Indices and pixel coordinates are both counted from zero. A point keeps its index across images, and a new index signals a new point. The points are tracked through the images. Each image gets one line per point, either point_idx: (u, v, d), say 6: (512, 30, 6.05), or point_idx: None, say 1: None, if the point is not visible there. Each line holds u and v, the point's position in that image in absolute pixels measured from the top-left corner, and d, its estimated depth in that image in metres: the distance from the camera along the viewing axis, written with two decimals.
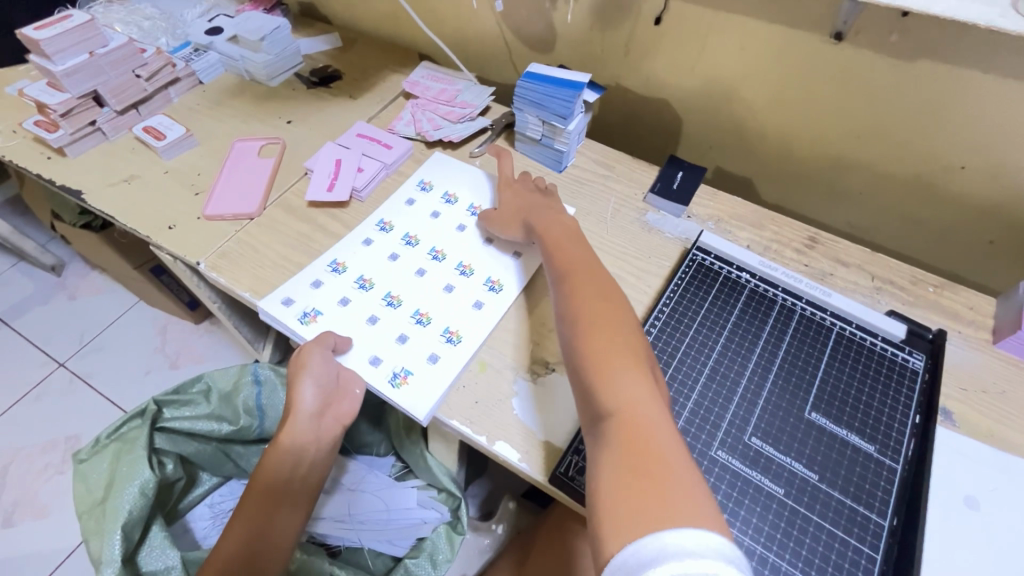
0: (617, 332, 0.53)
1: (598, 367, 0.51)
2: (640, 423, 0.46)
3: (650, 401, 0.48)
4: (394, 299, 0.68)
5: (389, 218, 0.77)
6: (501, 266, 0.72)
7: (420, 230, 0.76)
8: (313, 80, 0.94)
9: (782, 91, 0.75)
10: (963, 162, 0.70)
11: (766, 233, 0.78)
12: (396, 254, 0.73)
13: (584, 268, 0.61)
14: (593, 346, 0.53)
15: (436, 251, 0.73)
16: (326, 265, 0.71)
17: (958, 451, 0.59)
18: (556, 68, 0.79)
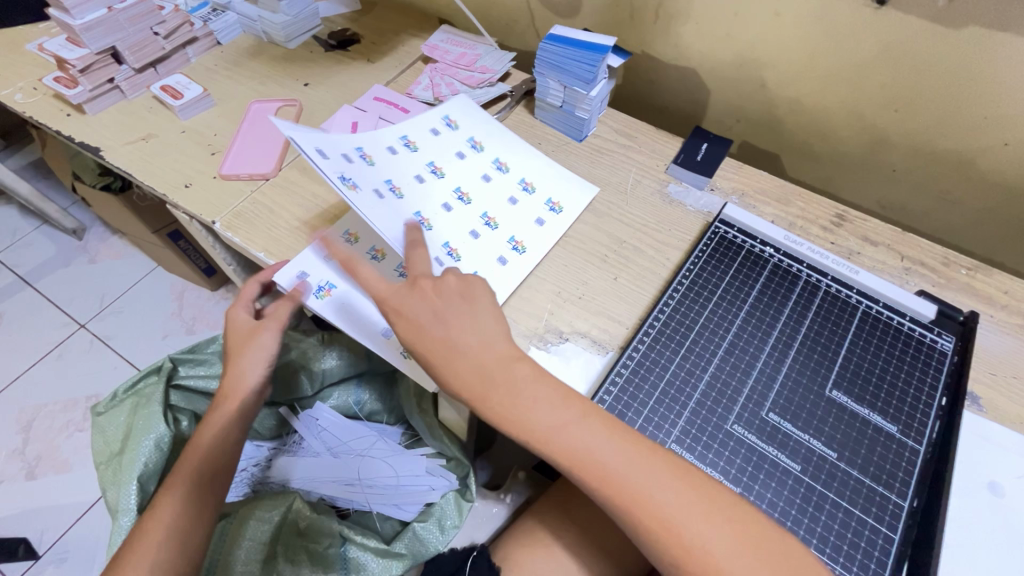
0: (582, 440, 0.45)
1: (596, 478, 0.44)
2: (655, 513, 0.43)
3: (635, 478, 0.44)
4: (422, 222, 0.63)
5: (414, 136, 0.70)
6: (530, 229, 0.67)
7: (447, 163, 0.70)
8: (331, 43, 0.93)
9: (817, 59, 0.72)
10: (1006, 139, 0.67)
11: (791, 209, 0.72)
12: (422, 177, 0.67)
13: (511, 378, 0.48)
14: (566, 452, 0.45)
15: (461, 192, 0.68)
16: (352, 148, 0.64)
17: (986, 438, 0.55)
18: (580, 30, 0.72)
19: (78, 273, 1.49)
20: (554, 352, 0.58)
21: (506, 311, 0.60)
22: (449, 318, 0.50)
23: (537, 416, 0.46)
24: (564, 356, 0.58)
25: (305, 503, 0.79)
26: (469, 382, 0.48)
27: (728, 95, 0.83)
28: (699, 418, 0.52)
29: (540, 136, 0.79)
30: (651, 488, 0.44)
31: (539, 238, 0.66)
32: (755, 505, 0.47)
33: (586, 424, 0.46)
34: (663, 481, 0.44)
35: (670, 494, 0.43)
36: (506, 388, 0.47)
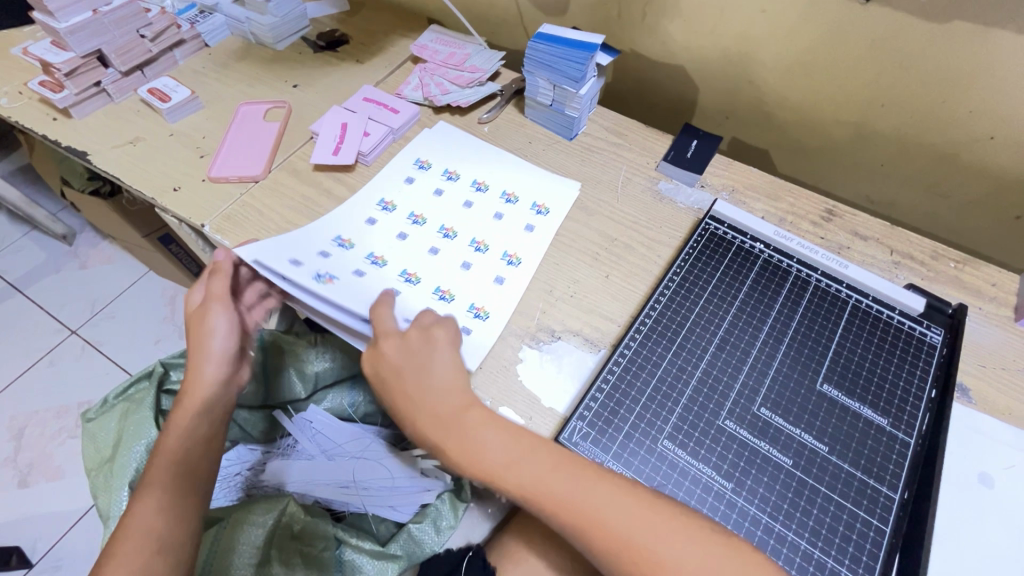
0: (540, 477, 0.46)
1: (551, 502, 0.45)
2: (612, 532, 0.44)
3: (594, 502, 0.45)
4: (412, 276, 0.64)
5: (391, 197, 0.71)
6: (521, 237, 0.67)
7: (426, 208, 0.70)
8: (320, 44, 0.93)
9: (804, 54, 0.72)
10: (992, 132, 0.67)
11: (781, 204, 0.72)
12: (405, 233, 0.68)
13: (465, 425, 0.49)
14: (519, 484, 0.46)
15: (446, 229, 0.68)
16: (330, 241, 0.66)
17: (976, 429, 0.55)
18: (568, 28, 0.72)
19: (68, 278, 1.48)
20: (545, 351, 0.58)
21: (501, 331, 0.59)
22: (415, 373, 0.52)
23: (487, 456, 0.48)
24: (554, 354, 0.58)
25: (300, 506, 0.80)
26: (429, 432, 0.50)
27: (718, 92, 0.84)
28: (692, 414, 0.52)
29: (530, 135, 0.79)
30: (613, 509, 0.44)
31: (529, 245, 0.66)
32: (747, 500, 0.48)
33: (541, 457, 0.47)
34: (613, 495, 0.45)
35: (628, 514, 0.44)
36: (461, 429, 0.49)
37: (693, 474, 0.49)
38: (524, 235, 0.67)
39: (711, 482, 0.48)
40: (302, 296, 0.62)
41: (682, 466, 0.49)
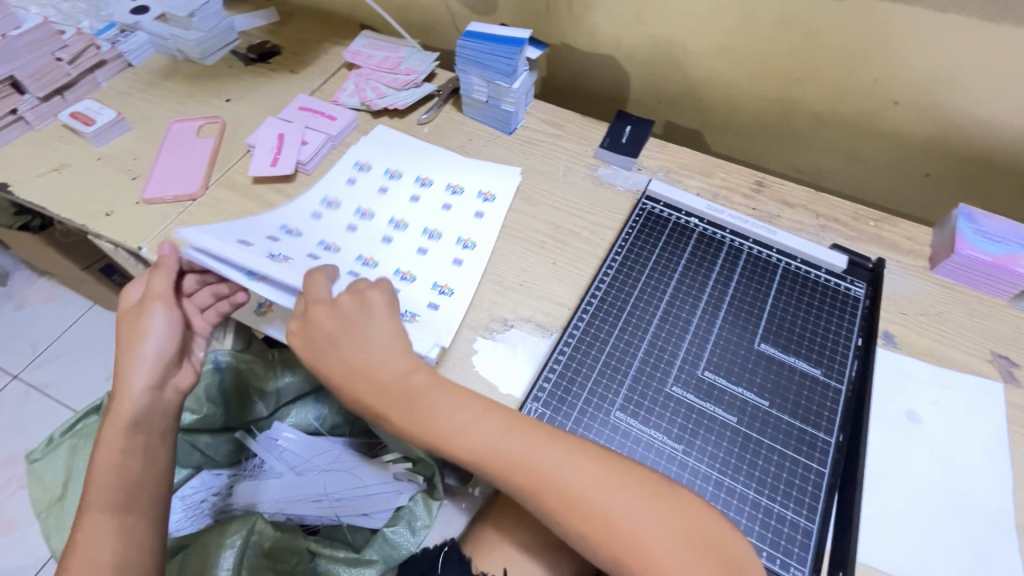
0: (484, 440, 0.47)
1: (499, 465, 0.46)
2: (562, 491, 0.45)
3: (534, 464, 0.46)
4: (369, 260, 0.64)
5: (334, 193, 0.71)
6: (472, 224, 0.68)
7: (372, 203, 0.71)
8: (251, 57, 0.92)
9: (723, 37, 0.76)
10: (896, 98, 0.72)
11: (714, 180, 0.76)
12: (353, 225, 0.68)
13: (409, 387, 0.49)
14: (470, 451, 0.47)
15: (396, 221, 0.69)
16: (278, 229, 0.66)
17: (901, 370, 0.60)
18: (496, 25, 0.74)
19: (4, 321, 1.40)
20: (502, 336, 0.59)
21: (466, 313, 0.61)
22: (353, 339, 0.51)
23: (439, 419, 0.48)
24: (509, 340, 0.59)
25: (268, 524, 0.78)
26: (376, 399, 0.49)
27: (648, 79, 0.87)
28: (641, 386, 0.54)
29: (470, 132, 0.80)
30: (558, 464, 0.45)
31: (481, 232, 0.68)
32: (697, 459, 0.50)
33: (489, 424, 0.47)
34: (562, 458, 0.46)
35: (574, 473, 0.45)
36: (406, 395, 0.49)
37: (647, 440, 0.51)
38: (474, 222, 0.69)
39: (663, 446, 0.51)
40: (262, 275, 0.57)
41: (636, 433, 0.51)
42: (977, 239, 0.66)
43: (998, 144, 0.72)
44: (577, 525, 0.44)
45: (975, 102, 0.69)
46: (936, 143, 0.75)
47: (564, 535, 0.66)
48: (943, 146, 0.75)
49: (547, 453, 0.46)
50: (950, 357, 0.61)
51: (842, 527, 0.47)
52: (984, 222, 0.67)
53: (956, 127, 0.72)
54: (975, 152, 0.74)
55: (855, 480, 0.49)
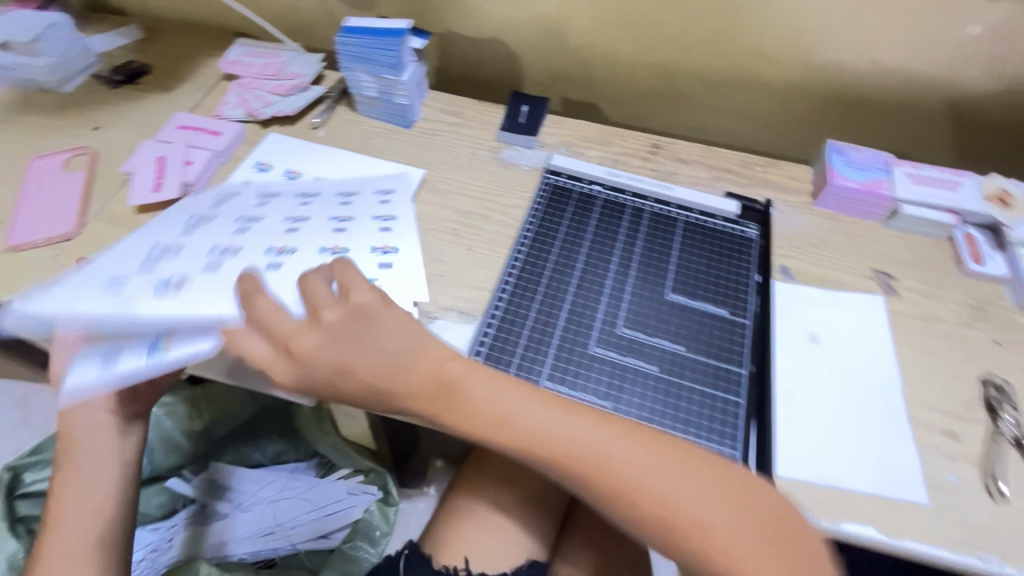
0: (555, 429, 0.44)
1: (529, 442, 0.44)
2: (595, 461, 0.43)
3: (565, 433, 0.44)
4: (282, 249, 0.58)
5: (226, 194, 0.67)
6: (378, 208, 0.67)
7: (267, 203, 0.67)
8: (117, 79, 0.85)
9: (601, 9, 0.78)
10: (762, 50, 0.78)
11: (613, 147, 0.78)
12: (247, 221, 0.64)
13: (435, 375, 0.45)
14: (499, 425, 0.45)
15: (294, 215, 0.64)
16: (160, 240, 0.61)
17: (799, 298, 0.65)
18: (374, 18, 0.72)
19: None
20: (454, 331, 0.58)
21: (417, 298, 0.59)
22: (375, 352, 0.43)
23: (470, 396, 0.45)
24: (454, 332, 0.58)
25: (216, 568, 0.74)
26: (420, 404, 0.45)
27: (538, 59, 0.88)
28: (565, 351, 0.56)
29: (368, 131, 0.78)
30: (584, 436, 0.44)
31: (398, 212, 0.67)
32: (626, 412, 0.52)
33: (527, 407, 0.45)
34: (590, 428, 0.44)
35: (605, 437, 0.44)
36: (448, 398, 0.45)
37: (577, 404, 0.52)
38: (385, 227, 0.65)
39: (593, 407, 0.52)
40: (170, 340, 0.47)
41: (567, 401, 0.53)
42: (847, 170, 0.73)
43: (856, 81, 0.79)
44: (612, 495, 0.43)
45: (829, 44, 0.75)
46: (803, 87, 0.81)
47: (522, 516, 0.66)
48: (809, 90, 0.81)
49: (571, 419, 0.45)
50: (837, 280, 0.68)
51: (763, 447, 0.51)
52: (851, 154, 0.74)
53: (818, 71, 0.79)
54: (838, 92, 0.81)
55: (768, 404, 0.53)
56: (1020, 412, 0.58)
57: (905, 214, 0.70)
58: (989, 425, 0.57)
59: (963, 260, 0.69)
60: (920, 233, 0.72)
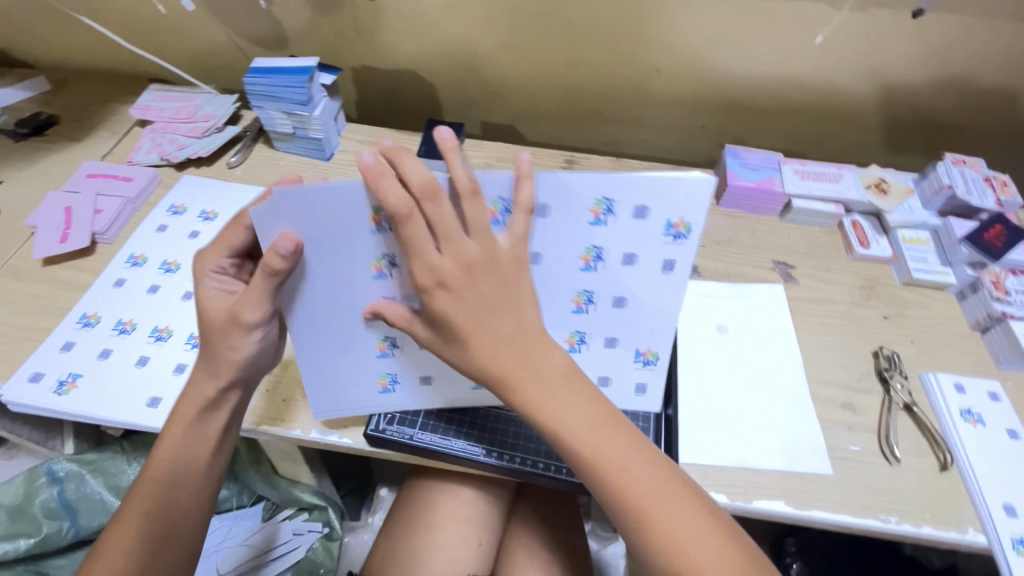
0: (562, 410, 0.42)
1: (584, 445, 0.41)
2: (625, 487, 0.41)
3: (606, 446, 0.41)
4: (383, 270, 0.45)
5: (140, 250, 0.68)
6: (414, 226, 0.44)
7: (179, 254, 0.68)
8: (22, 131, 0.83)
9: (504, 36, 0.82)
10: (658, 67, 0.84)
11: (529, 166, 0.82)
12: (157, 285, 0.65)
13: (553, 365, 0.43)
14: (589, 442, 0.41)
15: None
16: (73, 325, 0.61)
17: (706, 293, 0.70)
18: (281, 58, 0.74)
19: None
20: (603, 201, 0.45)
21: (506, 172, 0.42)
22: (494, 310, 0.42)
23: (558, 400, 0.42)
24: (611, 201, 0.45)
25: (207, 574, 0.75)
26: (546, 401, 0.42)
27: (454, 87, 0.92)
28: None
29: (287, 166, 0.79)
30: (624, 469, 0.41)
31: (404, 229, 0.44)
32: None
33: (564, 388, 0.42)
34: (631, 458, 0.41)
35: (639, 475, 0.41)
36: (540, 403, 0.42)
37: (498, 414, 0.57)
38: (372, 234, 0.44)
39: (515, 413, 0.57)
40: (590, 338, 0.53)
41: None
42: (742, 170, 0.78)
43: (746, 90, 0.85)
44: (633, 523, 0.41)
45: (716, 58, 0.81)
46: (700, 97, 0.87)
47: (468, 538, 0.66)
48: (706, 99, 0.88)
49: (625, 455, 0.41)
50: (740, 273, 0.72)
51: (668, 443, 0.57)
52: (745, 157, 0.80)
53: (710, 81, 0.85)
54: (732, 101, 0.87)
55: (674, 412, 0.59)
56: (908, 380, 0.63)
57: (797, 208, 0.76)
58: (884, 394, 0.62)
59: (852, 245, 0.74)
60: (813, 223, 0.78)
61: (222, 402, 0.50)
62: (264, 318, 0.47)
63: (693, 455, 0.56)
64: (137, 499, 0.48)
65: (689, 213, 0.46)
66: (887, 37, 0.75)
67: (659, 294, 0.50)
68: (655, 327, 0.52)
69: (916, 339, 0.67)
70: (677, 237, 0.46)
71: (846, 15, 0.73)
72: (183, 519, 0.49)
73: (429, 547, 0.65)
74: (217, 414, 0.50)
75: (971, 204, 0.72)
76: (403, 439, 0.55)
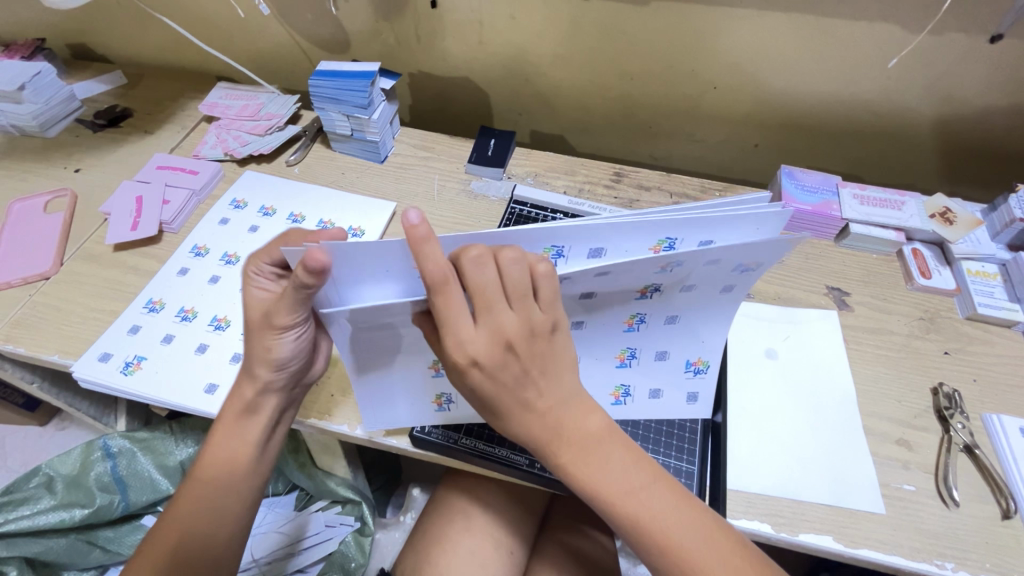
0: (605, 468, 0.41)
1: (627, 505, 0.41)
2: (671, 543, 0.40)
3: (651, 502, 0.41)
4: None
5: (204, 241, 0.71)
6: None
7: (238, 246, 0.71)
8: (100, 122, 0.88)
9: (561, 47, 0.83)
10: (716, 83, 0.83)
11: (578, 177, 0.82)
12: (217, 275, 0.67)
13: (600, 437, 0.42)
14: (637, 503, 0.41)
15: None
16: (140, 310, 0.64)
17: (756, 316, 0.68)
18: (345, 62, 0.76)
19: None
20: (660, 239, 0.43)
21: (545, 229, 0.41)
22: (532, 386, 0.40)
23: (608, 466, 0.41)
24: (669, 239, 0.43)
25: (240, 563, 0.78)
26: (588, 468, 0.41)
27: (507, 95, 0.93)
28: None
29: (343, 167, 0.82)
30: (666, 519, 0.41)
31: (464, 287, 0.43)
32: None
33: (608, 448, 0.42)
34: (676, 512, 0.41)
35: (684, 528, 0.41)
36: (588, 467, 0.41)
37: None
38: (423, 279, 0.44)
39: None
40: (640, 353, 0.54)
41: None
42: (799, 192, 0.76)
43: (804, 111, 0.83)
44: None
45: (776, 76, 0.80)
46: (757, 115, 0.86)
47: (502, 547, 0.66)
48: (762, 118, 0.86)
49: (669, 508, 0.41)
50: (792, 297, 0.71)
51: (715, 465, 0.56)
52: (802, 178, 0.77)
53: (767, 100, 0.83)
54: (789, 120, 0.86)
55: (723, 420, 0.59)
56: (970, 420, 0.60)
57: (855, 233, 0.74)
58: (943, 433, 0.59)
59: (912, 275, 0.72)
60: (871, 250, 0.76)
61: (258, 408, 0.51)
62: (291, 322, 0.46)
63: (739, 481, 0.55)
64: (181, 503, 0.50)
65: (765, 255, 0.43)
66: (961, 62, 0.72)
67: (713, 311, 0.50)
68: (704, 338, 0.53)
69: (980, 378, 0.64)
70: (747, 272, 0.44)
71: (920, 39, 0.71)
72: (219, 524, 0.50)
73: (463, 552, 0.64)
74: (252, 421, 0.51)
75: None
76: (445, 442, 0.55)
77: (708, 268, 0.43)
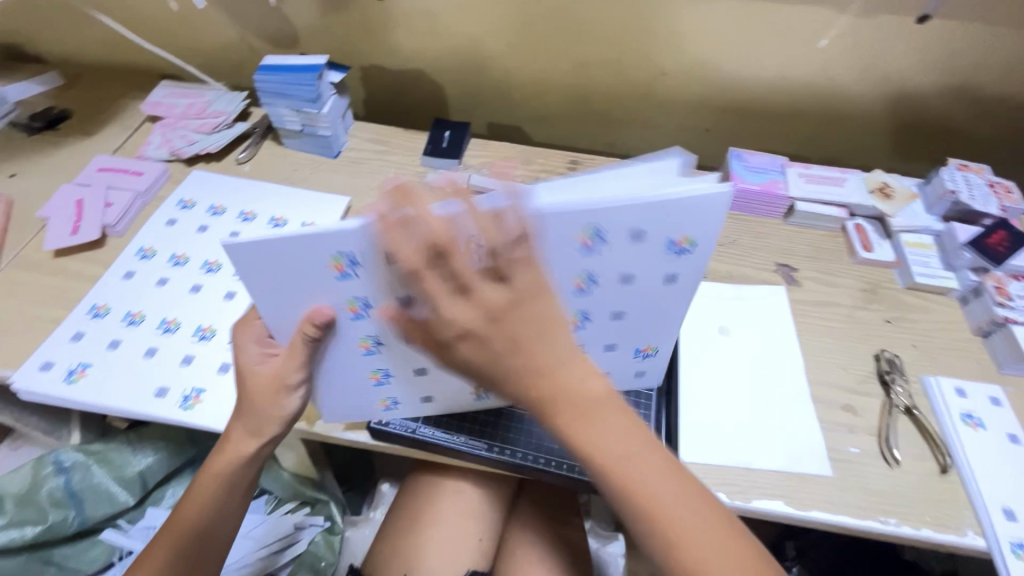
0: (601, 433, 0.38)
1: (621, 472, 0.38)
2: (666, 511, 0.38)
3: (646, 469, 0.38)
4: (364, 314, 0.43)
5: (151, 243, 0.69)
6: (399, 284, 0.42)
7: (188, 247, 0.69)
8: (35, 125, 0.84)
9: (512, 36, 0.83)
10: (664, 69, 0.84)
11: (534, 166, 0.83)
12: (165, 278, 0.66)
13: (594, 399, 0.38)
14: (629, 470, 0.38)
15: (210, 263, 0.67)
16: (83, 316, 0.62)
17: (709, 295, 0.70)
18: (291, 56, 0.74)
19: None
20: (594, 228, 0.41)
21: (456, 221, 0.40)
22: (519, 351, 0.37)
23: (605, 431, 0.38)
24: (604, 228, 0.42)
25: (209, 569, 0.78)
26: (580, 432, 0.38)
27: (461, 87, 0.92)
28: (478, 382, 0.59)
29: (295, 163, 0.80)
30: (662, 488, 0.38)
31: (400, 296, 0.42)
32: None
33: (605, 413, 0.38)
34: (673, 481, 0.39)
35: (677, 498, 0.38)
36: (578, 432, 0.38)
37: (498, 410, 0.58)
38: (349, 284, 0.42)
39: (515, 411, 0.58)
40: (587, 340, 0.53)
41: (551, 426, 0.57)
42: (746, 173, 0.78)
43: (751, 94, 0.86)
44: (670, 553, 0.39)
45: (721, 60, 0.82)
46: (706, 99, 0.88)
47: (470, 536, 0.66)
48: (710, 103, 0.88)
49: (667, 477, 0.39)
50: (743, 275, 0.73)
51: (668, 439, 0.58)
52: (749, 160, 0.80)
53: (715, 85, 0.85)
54: (738, 104, 0.88)
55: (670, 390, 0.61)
56: (909, 383, 0.63)
57: (800, 211, 0.77)
58: (884, 397, 0.62)
59: (855, 248, 0.75)
60: (816, 226, 0.78)
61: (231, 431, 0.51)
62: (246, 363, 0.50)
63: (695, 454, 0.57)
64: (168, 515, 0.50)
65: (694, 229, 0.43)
66: (893, 43, 0.75)
67: (657, 303, 0.49)
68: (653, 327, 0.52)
69: (918, 343, 0.67)
70: (682, 253, 0.44)
71: (853, 21, 0.74)
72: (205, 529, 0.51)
73: (431, 543, 0.65)
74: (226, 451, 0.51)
75: (974, 210, 0.73)
76: (404, 432, 0.55)
77: (635, 246, 0.43)
